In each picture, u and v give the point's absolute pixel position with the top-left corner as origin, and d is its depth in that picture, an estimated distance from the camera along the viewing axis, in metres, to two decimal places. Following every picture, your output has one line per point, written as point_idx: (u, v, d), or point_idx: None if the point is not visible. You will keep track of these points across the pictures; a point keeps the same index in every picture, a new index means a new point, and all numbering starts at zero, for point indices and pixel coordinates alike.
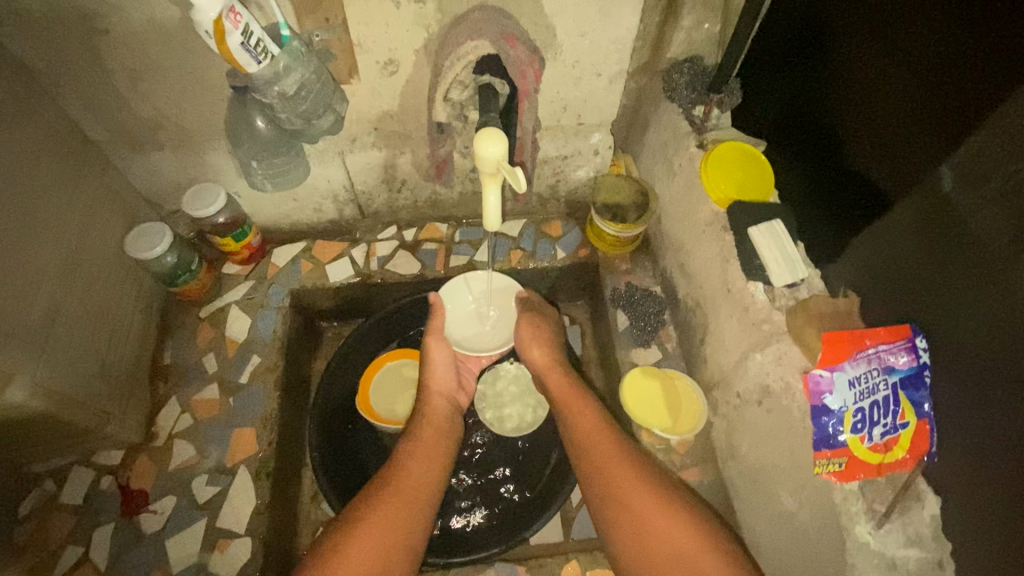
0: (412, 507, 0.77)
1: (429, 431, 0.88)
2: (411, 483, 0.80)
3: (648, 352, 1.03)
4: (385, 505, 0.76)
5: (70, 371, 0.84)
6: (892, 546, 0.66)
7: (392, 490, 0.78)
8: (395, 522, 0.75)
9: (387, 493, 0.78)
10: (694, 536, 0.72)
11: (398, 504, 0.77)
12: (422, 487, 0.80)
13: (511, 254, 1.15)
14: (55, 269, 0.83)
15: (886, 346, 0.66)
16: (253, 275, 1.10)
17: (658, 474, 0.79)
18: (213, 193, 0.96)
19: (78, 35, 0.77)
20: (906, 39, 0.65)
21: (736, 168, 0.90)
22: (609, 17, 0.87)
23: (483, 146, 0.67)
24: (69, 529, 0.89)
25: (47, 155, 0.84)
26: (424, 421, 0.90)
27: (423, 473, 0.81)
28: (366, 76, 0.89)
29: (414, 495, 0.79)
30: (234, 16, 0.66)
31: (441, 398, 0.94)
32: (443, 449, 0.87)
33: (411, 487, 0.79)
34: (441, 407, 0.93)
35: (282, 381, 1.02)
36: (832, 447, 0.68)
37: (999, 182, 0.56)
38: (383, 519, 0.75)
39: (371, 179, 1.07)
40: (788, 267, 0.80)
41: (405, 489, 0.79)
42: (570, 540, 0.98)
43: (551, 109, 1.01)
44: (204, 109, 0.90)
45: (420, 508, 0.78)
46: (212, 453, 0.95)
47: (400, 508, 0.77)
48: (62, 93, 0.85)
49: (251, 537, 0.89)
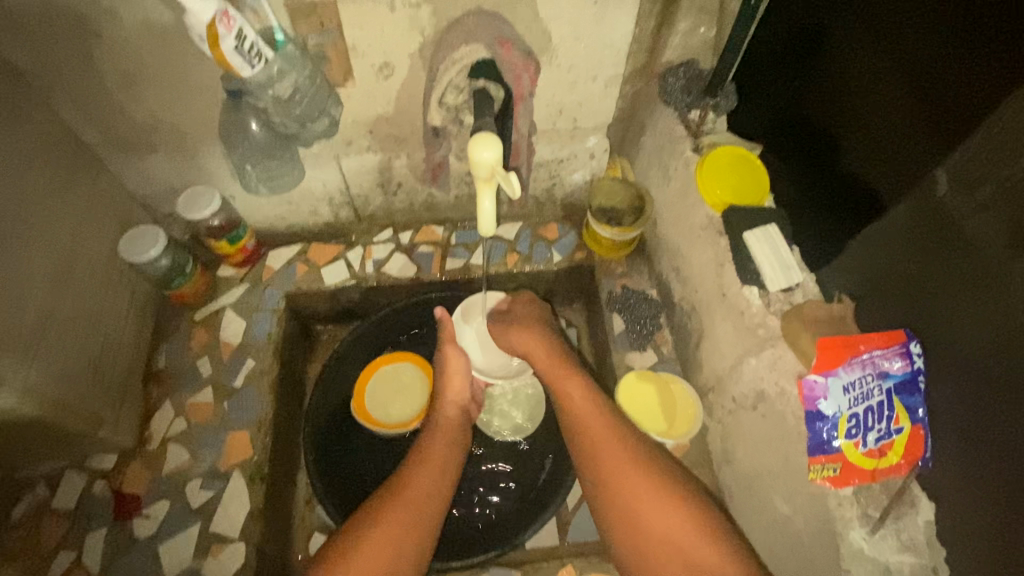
0: (417, 518, 0.77)
1: (437, 440, 0.88)
2: (416, 492, 0.79)
3: (643, 356, 1.03)
4: (390, 514, 0.76)
5: (63, 375, 0.83)
6: (887, 552, 0.66)
7: (397, 500, 0.78)
8: (399, 532, 0.75)
9: (391, 503, 0.78)
10: (697, 536, 0.71)
11: (403, 514, 0.77)
12: (428, 497, 0.80)
13: (507, 257, 1.15)
14: (48, 273, 0.83)
15: (880, 352, 0.67)
16: (248, 278, 1.10)
17: (663, 472, 0.77)
18: (208, 196, 0.95)
19: (70, 38, 0.77)
20: (902, 42, 0.65)
21: (730, 172, 0.90)
22: (604, 22, 0.87)
23: (477, 150, 0.67)
24: (62, 534, 0.88)
25: (40, 159, 0.83)
26: (433, 432, 0.89)
27: (430, 483, 0.81)
28: (361, 80, 0.88)
29: (419, 505, 0.78)
30: (228, 20, 0.66)
31: (452, 408, 0.94)
32: (451, 459, 0.86)
33: (417, 497, 0.79)
34: (452, 417, 0.93)
35: (277, 384, 1.02)
36: (827, 453, 0.68)
37: (993, 187, 0.56)
38: (387, 529, 0.75)
39: (366, 182, 1.07)
40: (782, 274, 0.80)
41: (409, 498, 0.78)
42: (566, 544, 0.98)
43: (547, 113, 1.01)
44: (198, 112, 0.90)
45: (425, 519, 0.78)
46: (206, 457, 0.95)
47: (404, 518, 0.76)
48: (55, 96, 0.84)
49: (245, 542, 0.89)
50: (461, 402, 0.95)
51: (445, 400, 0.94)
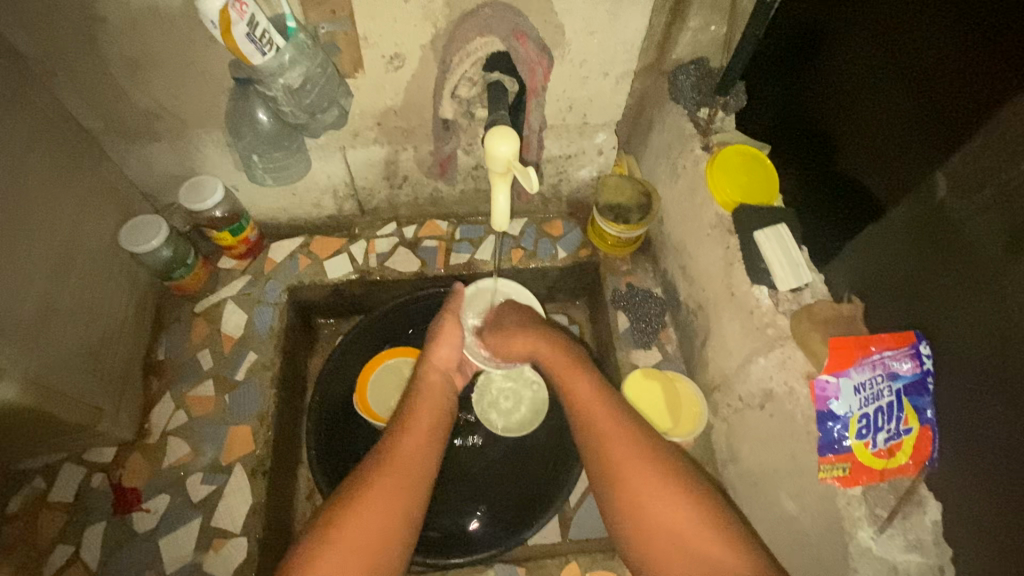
0: (408, 486, 0.76)
1: (422, 409, 0.86)
2: (405, 459, 0.78)
3: (648, 353, 1.04)
4: (381, 483, 0.75)
5: (62, 366, 0.82)
6: (893, 551, 0.66)
7: (385, 468, 0.76)
8: (390, 500, 0.73)
9: (379, 471, 0.76)
10: (715, 537, 0.69)
11: (392, 481, 0.75)
12: (417, 465, 0.78)
13: (512, 252, 1.14)
14: (48, 263, 0.81)
15: (890, 353, 0.66)
16: (250, 270, 1.09)
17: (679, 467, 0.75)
18: (211, 185, 0.94)
19: (75, 23, 0.75)
20: (904, 46, 0.65)
21: (740, 171, 0.89)
22: (618, 17, 0.86)
23: (494, 144, 0.67)
24: (59, 527, 0.87)
25: (42, 146, 0.81)
26: (419, 399, 0.87)
27: (418, 450, 0.80)
28: (371, 71, 0.87)
29: (409, 472, 0.77)
30: (240, 6, 0.65)
31: (437, 373, 0.92)
32: (438, 426, 0.85)
33: (406, 462, 0.78)
34: (437, 381, 0.91)
35: (279, 378, 1.00)
36: (837, 452, 0.69)
37: (993, 191, 0.56)
38: (377, 501, 0.73)
39: (372, 175, 1.06)
40: (792, 273, 0.80)
41: (399, 466, 0.77)
42: (567, 540, 0.99)
43: (557, 108, 1.00)
44: (205, 100, 0.89)
45: (416, 487, 0.77)
46: (207, 451, 0.93)
47: (395, 487, 0.75)
48: (57, 81, 0.83)
49: (247, 537, 0.88)
50: (445, 370, 0.93)
51: (431, 364, 0.93)
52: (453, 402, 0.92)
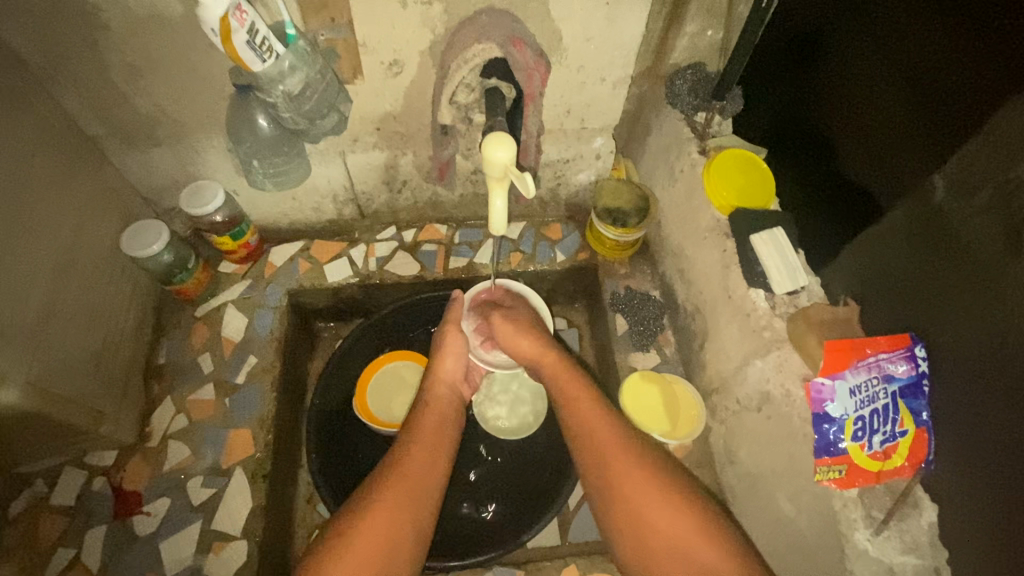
0: (412, 499, 0.76)
1: (427, 421, 0.86)
2: (410, 473, 0.78)
3: (646, 356, 1.04)
4: (386, 495, 0.75)
5: (63, 370, 0.82)
6: (891, 552, 0.66)
7: (392, 479, 0.77)
8: (397, 512, 0.74)
9: (387, 483, 0.77)
10: (711, 544, 0.70)
11: (400, 493, 0.76)
12: (422, 477, 0.79)
13: (511, 256, 1.15)
14: (51, 268, 0.82)
15: (886, 355, 0.67)
16: (250, 274, 1.09)
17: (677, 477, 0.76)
18: (211, 190, 0.95)
19: (77, 30, 0.76)
20: (902, 48, 0.65)
21: (736, 174, 0.90)
22: (615, 23, 0.87)
23: (491, 150, 0.68)
24: (61, 530, 0.87)
25: (44, 152, 0.82)
26: (424, 412, 0.88)
27: (424, 461, 0.80)
28: (370, 77, 0.88)
29: (413, 485, 0.77)
30: (240, 13, 0.66)
31: (443, 386, 0.93)
32: (445, 437, 0.86)
33: (413, 474, 0.78)
34: (444, 395, 0.92)
35: (279, 381, 1.01)
36: (833, 454, 0.69)
37: (990, 193, 0.56)
38: (384, 512, 0.74)
39: (372, 179, 1.06)
40: (788, 276, 0.80)
41: (406, 477, 0.77)
42: (567, 543, 0.99)
43: (554, 113, 1.01)
44: (205, 106, 0.89)
45: (423, 498, 0.77)
46: (207, 454, 0.94)
47: (402, 499, 0.75)
48: (59, 87, 0.83)
49: (247, 539, 0.88)
50: (451, 383, 0.94)
51: (436, 377, 0.93)
52: (460, 414, 0.92)
